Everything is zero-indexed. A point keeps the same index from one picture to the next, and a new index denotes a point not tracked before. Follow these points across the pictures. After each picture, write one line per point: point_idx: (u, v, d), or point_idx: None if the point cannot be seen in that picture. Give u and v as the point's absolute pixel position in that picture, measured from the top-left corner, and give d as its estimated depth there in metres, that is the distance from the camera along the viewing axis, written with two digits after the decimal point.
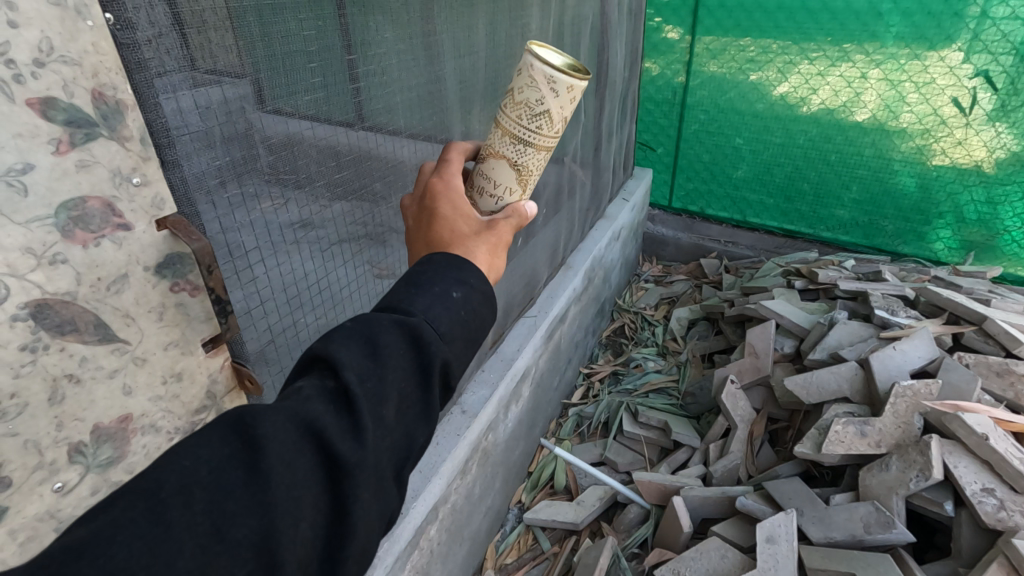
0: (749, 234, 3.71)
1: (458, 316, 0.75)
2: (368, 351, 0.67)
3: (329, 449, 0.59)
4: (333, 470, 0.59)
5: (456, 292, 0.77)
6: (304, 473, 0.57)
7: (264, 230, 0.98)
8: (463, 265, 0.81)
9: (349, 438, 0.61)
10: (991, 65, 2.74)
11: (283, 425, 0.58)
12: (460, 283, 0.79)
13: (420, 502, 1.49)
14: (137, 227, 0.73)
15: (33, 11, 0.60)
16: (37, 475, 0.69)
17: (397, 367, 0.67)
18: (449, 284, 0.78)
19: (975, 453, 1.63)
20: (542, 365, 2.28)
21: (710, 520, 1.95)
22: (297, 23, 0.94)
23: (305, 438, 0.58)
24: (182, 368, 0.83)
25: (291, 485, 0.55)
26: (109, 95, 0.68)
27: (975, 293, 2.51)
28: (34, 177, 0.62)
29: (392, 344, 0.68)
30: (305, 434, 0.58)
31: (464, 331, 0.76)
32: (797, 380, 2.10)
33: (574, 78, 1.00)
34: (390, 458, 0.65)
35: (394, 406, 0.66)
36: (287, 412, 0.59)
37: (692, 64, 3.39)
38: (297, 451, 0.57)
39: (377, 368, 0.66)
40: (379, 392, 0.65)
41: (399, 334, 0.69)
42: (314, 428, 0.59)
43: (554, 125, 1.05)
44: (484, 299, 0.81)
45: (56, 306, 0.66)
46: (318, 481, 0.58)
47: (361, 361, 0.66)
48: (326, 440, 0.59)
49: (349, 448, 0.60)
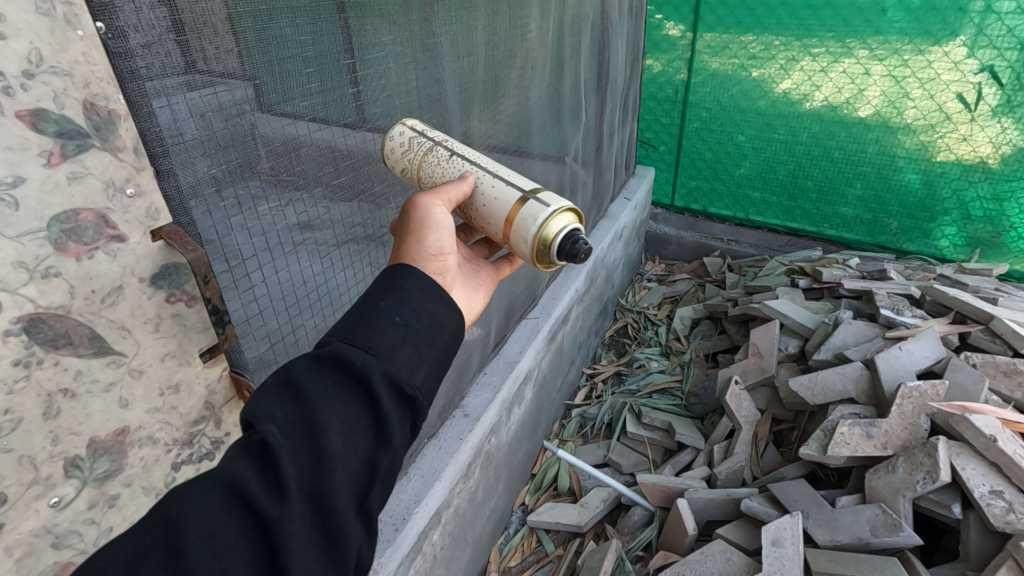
0: (753, 232, 3.69)
1: (390, 325, 0.75)
2: (292, 397, 0.68)
3: (254, 507, 0.59)
4: (263, 525, 0.59)
5: (383, 303, 0.77)
6: (229, 537, 0.57)
7: (261, 235, 0.97)
8: (393, 276, 0.82)
9: (275, 490, 0.61)
10: (996, 60, 2.71)
11: (202, 495, 0.59)
12: (388, 291, 0.79)
13: (422, 508, 1.48)
14: (131, 238, 0.72)
15: (21, 21, 0.58)
16: (32, 490, 0.68)
17: (326, 402, 0.67)
18: (375, 298, 0.78)
19: (983, 454, 1.61)
20: (544, 367, 2.27)
21: (715, 522, 1.94)
22: (292, 27, 0.93)
23: (230, 502, 0.59)
24: (180, 379, 0.83)
25: (213, 555, 0.56)
26: (101, 105, 0.67)
27: (982, 291, 2.49)
28: (25, 190, 0.61)
29: (316, 382, 0.68)
30: (229, 498, 0.59)
31: (406, 337, 0.75)
32: (802, 380, 2.09)
33: (384, 138, 1.17)
34: (340, 492, 0.64)
35: (332, 439, 0.65)
36: (207, 481, 0.60)
37: (694, 61, 3.37)
38: (221, 516, 0.58)
39: (302, 412, 0.66)
40: (308, 433, 0.65)
41: (321, 370, 0.69)
42: (236, 490, 0.60)
43: (405, 147, 1.13)
44: (422, 295, 0.80)
45: (49, 320, 0.65)
46: (248, 541, 0.58)
47: (282, 410, 0.66)
48: (250, 498, 0.59)
49: (275, 501, 0.60)
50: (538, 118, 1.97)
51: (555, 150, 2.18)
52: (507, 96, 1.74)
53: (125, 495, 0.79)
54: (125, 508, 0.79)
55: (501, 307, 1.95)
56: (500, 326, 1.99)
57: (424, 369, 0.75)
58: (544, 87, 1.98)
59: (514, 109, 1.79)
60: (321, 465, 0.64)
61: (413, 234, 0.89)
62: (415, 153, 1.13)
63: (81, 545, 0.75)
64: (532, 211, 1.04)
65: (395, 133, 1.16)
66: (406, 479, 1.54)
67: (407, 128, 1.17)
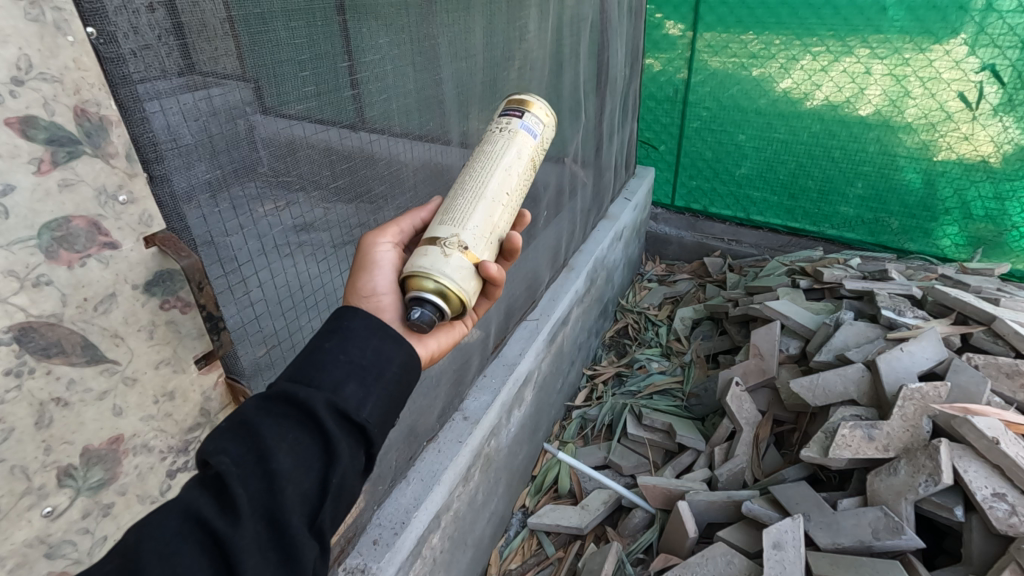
0: (754, 232, 3.67)
1: (334, 358, 0.77)
2: (242, 430, 0.70)
3: (210, 529, 0.62)
4: (218, 546, 0.61)
5: (328, 342, 0.79)
6: (185, 560, 0.59)
7: (257, 239, 0.96)
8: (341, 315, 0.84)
9: (228, 513, 0.63)
10: (997, 59, 2.70)
11: (157, 523, 0.61)
12: (332, 332, 0.81)
13: (422, 512, 1.47)
14: (125, 245, 0.72)
15: (10, 27, 0.58)
16: (25, 500, 0.67)
17: (275, 430, 0.69)
18: (319, 339, 0.80)
19: (985, 457, 1.59)
20: (544, 369, 2.26)
21: (716, 524, 1.94)
22: (288, 30, 0.93)
23: (185, 527, 0.61)
24: (175, 387, 0.82)
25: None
26: (92, 111, 0.66)
27: (984, 292, 2.48)
28: (16, 198, 0.61)
29: (265, 414, 0.71)
30: (185, 524, 0.61)
31: (352, 371, 0.77)
32: (803, 381, 2.08)
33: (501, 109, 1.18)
34: (291, 511, 0.67)
35: (282, 463, 0.68)
36: (161, 510, 0.62)
37: (694, 61, 3.36)
38: (176, 541, 0.60)
39: (251, 442, 0.69)
40: (259, 460, 0.68)
41: (267, 402, 0.72)
42: (191, 516, 0.62)
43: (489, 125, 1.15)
44: (366, 332, 0.82)
45: (41, 329, 0.65)
46: (205, 563, 0.60)
47: (233, 442, 0.68)
48: (205, 521, 0.62)
49: (230, 522, 0.63)
50: None
51: (555, 151, 2.17)
52: (507, 98, 1.73)
53: (120, 504, 0.78)
54: (119, 516, 0.79)
55: (501, 309, 1.94)
56: (500, 328, 1.98)
57: (372, 400, 0.77)
58: (543, 88, 1.98)
59: None
60: (274, 488, 0.66)
61: (356, 275, 0.94)
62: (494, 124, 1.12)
63: (75, 554, 0.74)
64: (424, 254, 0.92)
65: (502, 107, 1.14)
66: (405, 483, 1.53)
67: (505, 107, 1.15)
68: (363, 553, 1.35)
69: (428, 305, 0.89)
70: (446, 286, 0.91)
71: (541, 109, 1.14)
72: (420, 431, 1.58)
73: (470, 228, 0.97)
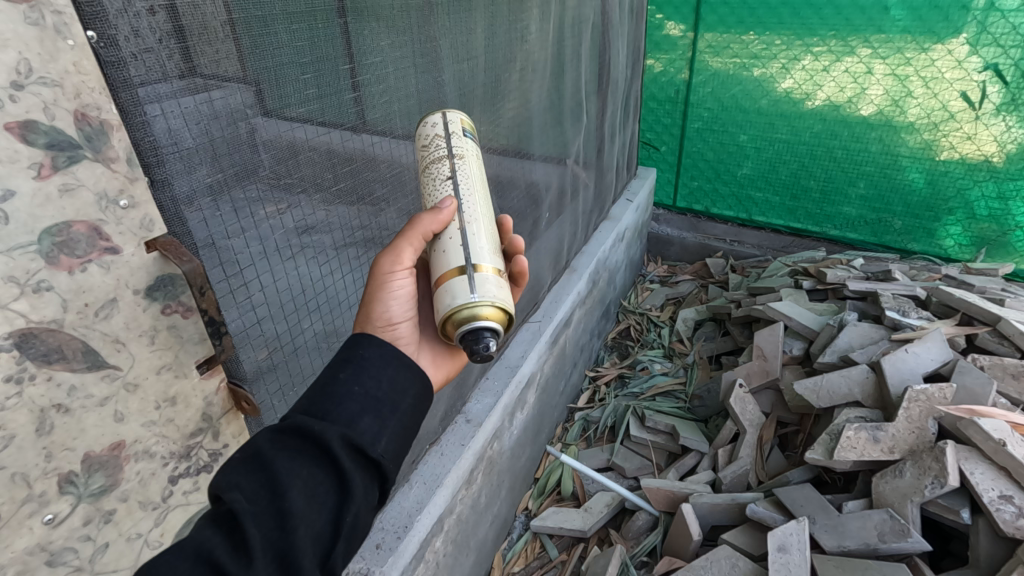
0: (756, 233, 3.67)
1: (348, 393, 0.78)
2: (257, 467, 0.71)
3: (222, 570, 0.62)
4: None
5: (342, 373, 0.80)
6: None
7: (258, 243, 0.96)
8: (358, 343, 0.85)
9: (241, 553, 0.64)
10: (1000, 58, 2.69)
11: (170, 563, 0.62)
12: (348, 362, 0.82)
13: (425, 516, 1.46)
14: (125, 250, 0.71)
15: (10, 31, 0.57)
16: (26, 508, 0.66)
17: (289, 466, 0.71)
18: (334, 369, 0.81)
19: (992, 459, 1.58)
20: (547, 371, 2.26)
21: (720, 527, 1.93)
22: (289, 33, 0.92)
23: (198, 568, 0.62)
24: (177, 392, 0.81)
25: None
26: (92, 116, 0.65)
27: (988, 292, 2.46)
28: (16, 204, 0.60)
29: (279, 449, 0.72)
30: (197, 564, 0.62)
31: (367, 404, 0.79)
32: (807, 383, 2.07)
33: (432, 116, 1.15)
34: (304, 551, 0.67)
35: (296, 501, 0.69)
36: (175, 551, 0.63)
37: (695, 61, 3.35)
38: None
39: (266, 479, 0.70)
40: (273, 498, 0.69)
41: (283, 438, 0.73)
42: (203, 555, 0.63)
43: (431, 138, 1.12)
44: (382, 362, 0.83)
45: (41, 335, 0.64)
46: None
47: (247, 479, 0.69)
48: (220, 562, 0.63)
49: (242, 563, 0.63)
50: (539, 120, 1.96)
51: (556, 152, 2.16)
52: (508, 100, 1.72)
53: (122, 510, 0.78)
54: (121, 523, 0.78)
55: None
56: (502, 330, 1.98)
57: (387, 435, 0.79)
58: (545, 88, 1.97)
59: (514, 111, 1.77)
60: (286, 527, 0.67)
61: (370, 299, 0.92)
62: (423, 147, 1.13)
63: (76, 562, 0.74)
64: (454, 291, 0.92)
65: (424, 127, 1.14)
66: (408, 486, 1.52)
67: (447, 120, 1.14)
68: (366, 557, 1.34)
69: (490, 333, 0.93)
70: (491, 306, 0.92)
71: (461, 119, 1.16)
72: (422, 434, 1.57)
73: (474, 249, 0.98)
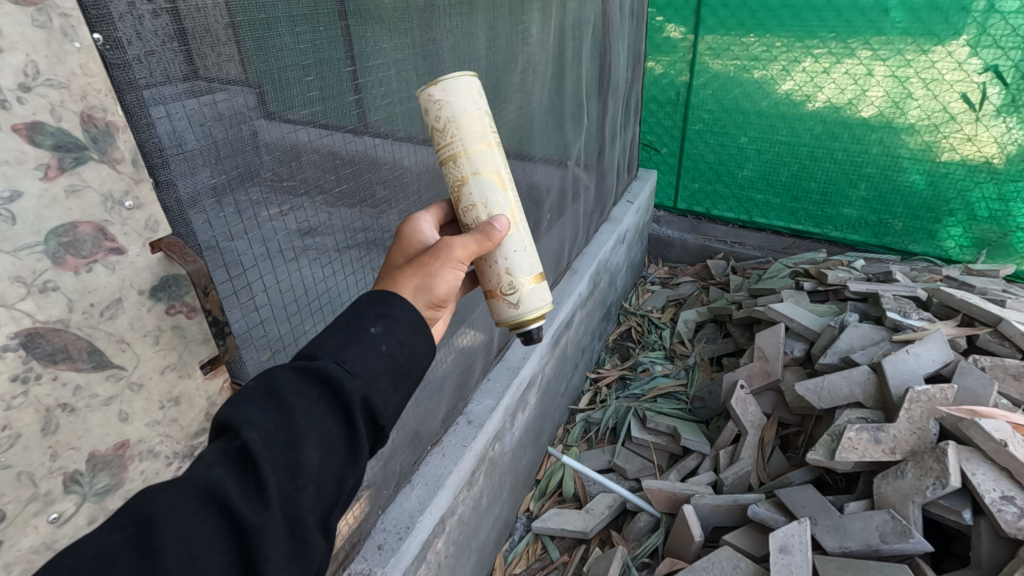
0: (757, 234, 3.67)
1: (374, 353, 0.74)
2: (275, 404, 0.65)
3: (232, 514, 0.57)
4: (240, 532, 0.58)
5: (374, 327, 0.76)
6: (207, 542, 0.55)
7: (262, 244, 0.96)
8: (385, 301, 0.80)
9: (255, 497, 0.59)
10: (1000, 59, 2.69)
11: (179, 497, 0.56)
12: (379, 317, 0.77)
13: (427, 517, 1.46)
14: (131, 250, 0.72)
15: (17, 34, 0.58)
16: (31, 506, 0.67)
17: (308, 415, 0.66)
18: (365, 321, 0.76)
19: (994, 460, 1.58)
20: (548, 373, 2.25)
21: (722, 528, 1.93)
22: (292, 36, 0.93)
23: (206, 506, 0.57)
24: (180, 392, 0.82)
25: (188, 557, 0.54)
26: (98, 117, 0.66)
27: (990, 293, 2.47)
28: (23, 205, 0.61)
29: (300, 395, 0.67)
30: (207, 503, 0.57)
31: (389, 367, 0.74)
32: (809, 384, 2.07)
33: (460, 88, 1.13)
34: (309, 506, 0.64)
35: (311, 456, 0.64)
36: (182, 483, 0.58)
37: (696, 63, 3.36)
38: (198, 521, 0.56)
39: (284, 422, 0.65)
40: (288, 445, 0.64)
41: (304, 383, 0.68)
42: (214, 495, 0.58)
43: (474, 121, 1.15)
44: (410, 327, 0.79)
45: (47, 335, 0.65)
46: (227, 549, 0.57)
47: (265, 418, 0.64)
48: (233, 504, 0.58)
49: (255, 509, 0.59)
50: (540, 122, 1.97)
51: (557, 154, 2.17)
52: (509, 102, 1.73)
53: None
54: None
55: None
56: (503, 331, 1.98)
57: (397, 400, 0.76)
58: (546, 91, 1.98)
59: (516, 114, 1.78)
60: (297, 479, 0.63)
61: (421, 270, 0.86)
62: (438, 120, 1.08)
63: None
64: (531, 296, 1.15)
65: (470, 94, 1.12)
66: (410, 487, 1.53)
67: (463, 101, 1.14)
68: (368, 558, 1.34)
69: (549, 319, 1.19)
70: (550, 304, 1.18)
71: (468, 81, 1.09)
72: (423, 435, 1.57)
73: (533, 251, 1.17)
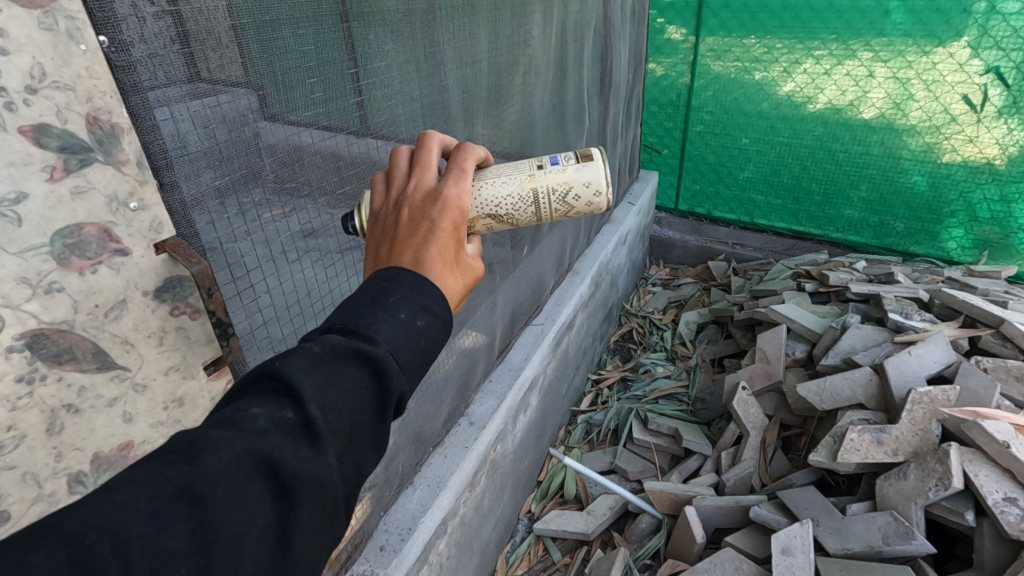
0: (758, 236, 3.67)
1: (421, 346, 0.68)
2: (332, 374, 0.60)
3: (280, 483, 0.52)
4: (285, 502, 0.53)
5: (421, 322, 0.68)
6: (254, 508, 0.51)
7: (265, 245, 0.96)
8: (430, 288, 0.72)
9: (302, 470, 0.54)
10: (1001, 61, 2.69)
11: (232, 454, 0.51)
12: (424, 309, 0.70)
13: (429, 518, 1.46)
14: (135, 252, 0.72)
15: (24, 37, 0.58)
16: (36, 506, 0.67)
17: (357, 394, 0.61)
18: (413, 312, 0.68)
19: (997, 461, 1.58)
20: (549, 374, 2.25)
21: (724, 530, 1.92)
22: (295, 38, 0.93)
23: (256, 472, 0.52)
24: (184, 393, 0.82)
25: (235, 519, 0.49)
26: (104, 119, 0.66)
27: (991, 294, 2.47)
28: (29, 206, 0.61)
29: (355, 375, 0.62)
30: (258, 468, 0.52)
31: (423, 359, 0.69)
32: (810, 386, 2.07)
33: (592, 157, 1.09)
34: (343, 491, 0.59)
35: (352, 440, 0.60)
36: (236, 439, 0.52)
37: (697, 65, 3.36)
38: (247, 482, 0.51)
39: (339, 399, 0.59)
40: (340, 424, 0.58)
41: (361, 364, 0.62)
42: (267, 462, 0.52)
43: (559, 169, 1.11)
44: (442, 328, 0.72)
45: (52, 336, 0.65)
46: (268, 520, 0.52)
47: (320, 389, 0.58)
48: (284, 472, 0.52)
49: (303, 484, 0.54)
50: (542, 124, 1.97)
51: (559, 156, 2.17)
52: (511, 104, 1.73)
53: None
54: None
55: (505, 314, 1.94)
56: (505, 333, 1.98)
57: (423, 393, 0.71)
58: (547, 93, 1.98)
59: (517, 116, 1.79)
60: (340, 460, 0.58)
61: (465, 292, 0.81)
62: (579, 186, 1.06)
63: None
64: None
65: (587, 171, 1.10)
66: (412, 488, 1.53)
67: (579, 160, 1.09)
68: (370, 559, 1.34)
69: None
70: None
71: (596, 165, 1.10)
72: (425, 437, 1.57)
73: None
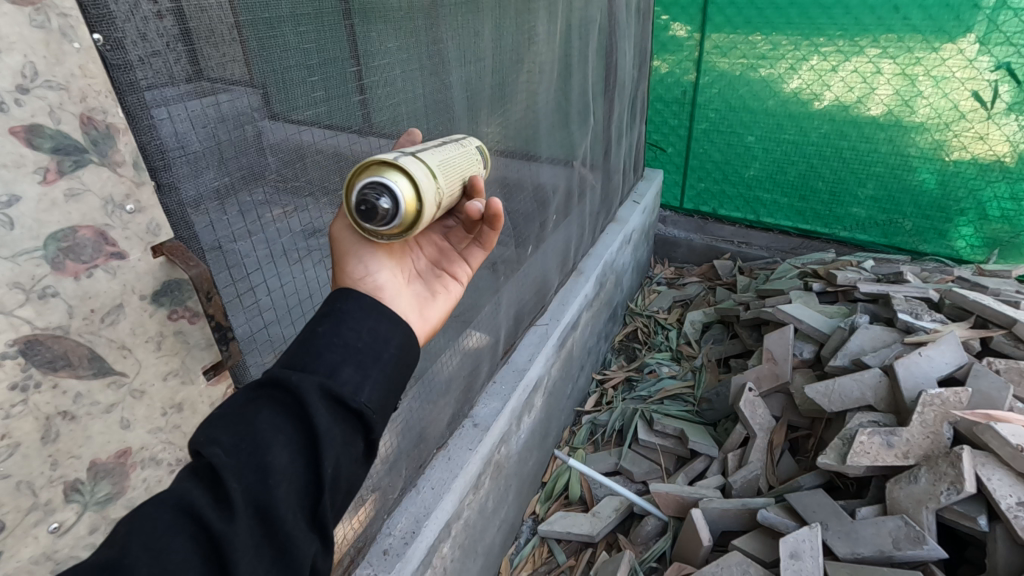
0: (765, 235, 3.63)
1: (327, 343, 0.70)
2: (235, 415, 0.63)
3: (202, 523, 0.55)
4: (213, 539, 0.55)
5: (321, 327, 0.72)
6: (179, 556, 0.53)
7: (266, 246, 0.94)
8: (330, 300, 0.76)
9: (224, 505, 0.57)
10: (1012, 57, 2.67)
11: (148, 514, 0.54)
12: (325, 315, 0.73)
13: (431, 522, 1.44)
14: (132, 255, 0.70)
15: (15, 34, 0.57)
16: (31, 516, 0.65)
17: (269, 419, 0.63)
18: (312, 323, 0.72)
19: (1011, 465, 1.56)
20: (553, 375, 2.23)
21: (731, 533, 1.90)
22: (296, 35, 0.91)
23: (178, 521, 0.54)
24: (183, 399, 0.80)
25: (161, 573, 0.51)
26: (98, 120, 0.65)
27: (1003, 294, 2.44)
28: (21, 209, 0.59)
29: (261, 403, 0.64)
30: (179, 520, 0.54)
31: (348, 354, 0.70)
32: (818, 387, 2.04)
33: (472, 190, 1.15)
34: (287, 508, 0.60)
35: (277, 456, 0.61)
36: (151, 502, 0.55)
37: (702, 62, 3.33)
38: (167, 537, 0.53)
39: (247, 429, 0.62)
40: (254, 451, 0.60)
41: (266, 391, 0.65)
42: (185, 509, 0.55)
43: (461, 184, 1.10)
44: (361, 313, 0.75)
45: (47, 341, 0.63)
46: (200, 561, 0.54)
47: (226, 430, 0.61)
48: (201, 513, 0.55)
49: (225, 516, 0.56)
50: (546, 121, 1.95)
51: (564, 153, 2.15)
52: (515, 101, 1.71)
53: None
54: None
55: (508, 313, 1.91)
56: (509, 333, 1.96)
57: (371, 384, 0.70)
58: (552, 89, 1.95)
59: (522, 113, 1.76)
60: (269, 480, 0.59)
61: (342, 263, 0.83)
62: None
63: None
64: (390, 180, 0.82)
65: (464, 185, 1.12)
66: (415, 491, 1.51)
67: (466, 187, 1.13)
68: (373, 563, 1.33)
69: (390, 201, 0.75)
70: (409, 181, 0.77)
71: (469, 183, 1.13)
72: (429, 438, 1.56)
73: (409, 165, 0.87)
